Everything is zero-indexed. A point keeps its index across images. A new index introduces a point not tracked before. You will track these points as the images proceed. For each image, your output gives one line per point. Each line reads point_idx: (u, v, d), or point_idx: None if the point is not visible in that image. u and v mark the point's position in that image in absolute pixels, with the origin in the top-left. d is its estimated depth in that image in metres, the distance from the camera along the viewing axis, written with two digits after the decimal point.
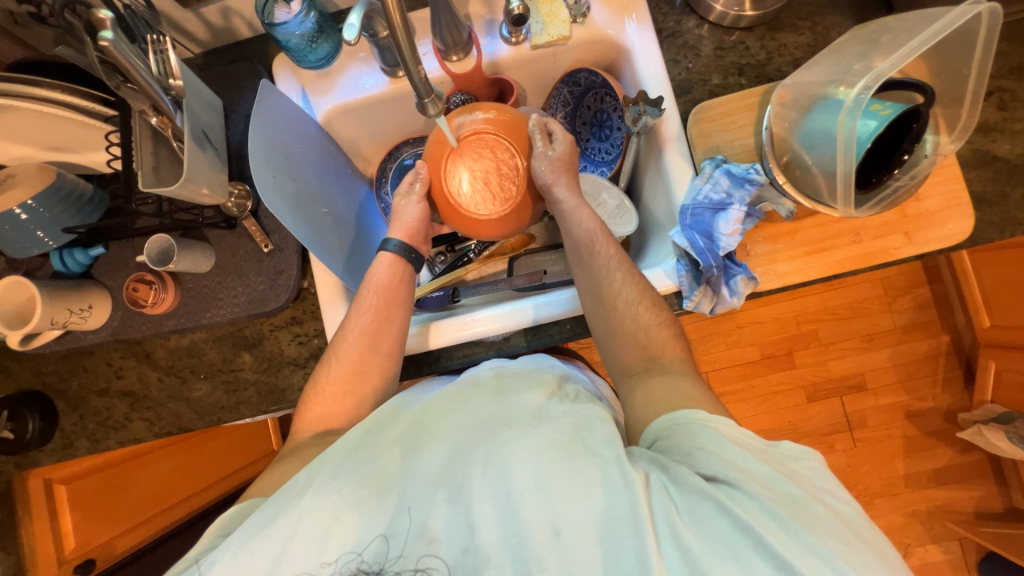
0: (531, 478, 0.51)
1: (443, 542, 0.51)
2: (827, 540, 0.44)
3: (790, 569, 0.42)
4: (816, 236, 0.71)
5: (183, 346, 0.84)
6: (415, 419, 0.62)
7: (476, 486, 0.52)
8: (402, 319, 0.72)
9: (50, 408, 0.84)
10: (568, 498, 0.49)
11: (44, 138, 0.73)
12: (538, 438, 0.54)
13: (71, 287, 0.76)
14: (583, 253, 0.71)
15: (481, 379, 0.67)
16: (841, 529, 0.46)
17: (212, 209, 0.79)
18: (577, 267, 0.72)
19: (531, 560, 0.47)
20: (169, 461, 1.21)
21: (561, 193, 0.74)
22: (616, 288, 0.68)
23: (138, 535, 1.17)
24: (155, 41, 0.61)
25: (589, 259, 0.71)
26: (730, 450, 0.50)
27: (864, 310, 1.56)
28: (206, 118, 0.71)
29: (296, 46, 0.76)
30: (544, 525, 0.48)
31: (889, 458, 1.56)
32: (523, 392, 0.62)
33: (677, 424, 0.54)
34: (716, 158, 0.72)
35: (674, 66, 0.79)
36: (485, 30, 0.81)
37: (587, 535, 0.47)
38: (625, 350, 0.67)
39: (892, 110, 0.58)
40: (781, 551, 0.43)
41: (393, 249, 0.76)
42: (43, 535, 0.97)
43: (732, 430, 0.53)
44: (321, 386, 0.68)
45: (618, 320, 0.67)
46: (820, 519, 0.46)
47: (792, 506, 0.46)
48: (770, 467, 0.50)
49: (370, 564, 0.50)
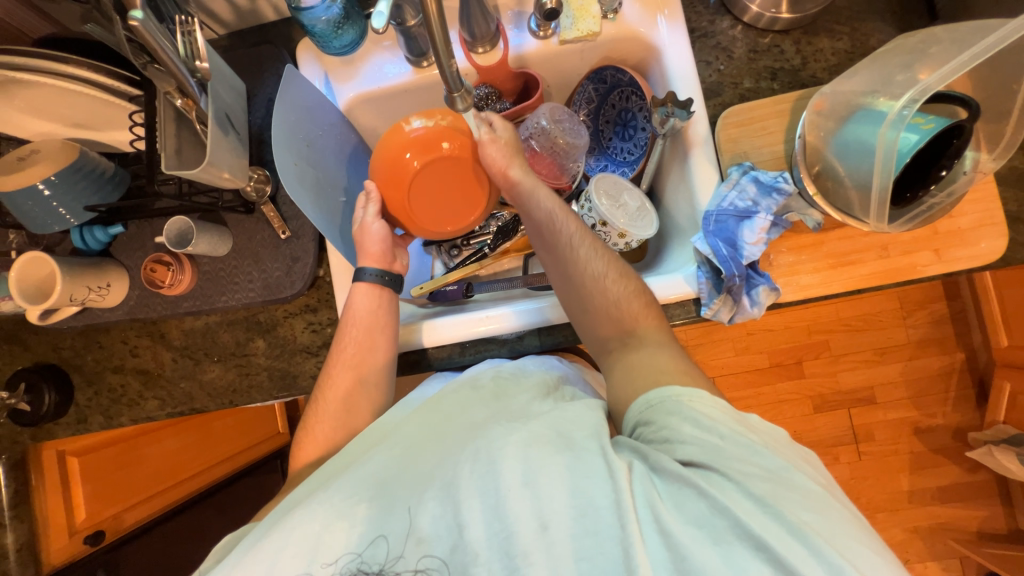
0: (519, 474, 0.51)
1: (434, 539, 0.51)
2: (804, 515, 0.44)
3: (767, 550, 0.42)
4: (842, 249, 0.69)
5: (198, 327, 0.84)
6: (406, 420, 0.62)
7: (465, 480, 0.52)
8: (388, 347, 0.72)
9: (66, 382, 0.85)
10: (555, 493, 0.49)
11: (69, 115, 0.73)
12: (522, 434, 0.54)
13: (91, 265, 0.77)
14: (545, 234, 0.68)
15: (480, 380, 0.67)
16: (817, 500, 0.46)
17: (232, 193, 0.79)
18: (541, 250, 0.69)
19: (519, 555, 0.47)
20: (179, 438, 1.24)
21: (517, 171, 0.70)
22: (581, 266, 0.65)
23: (146, 510, 1.18)
24: (182, 23, 0.60)
25: (551, 241, 0.67)
26: (703, 429, 0.50)
27: (878, 323, 1.54)
28: (230, 102, 0.70)
29: (321, 32, 0.75)
30: (531, 520, 0.48)
31: (895, 473, 1.54)
32: (519, 395, 0.63)
33: (652, 406, 0.54)
34: (744, 165, 0.71)
35: (705, 68, 0.77)
36: (513, 22, 0.79)
37: (573, 529, 0.47)
38: (600, 326, 0.65)
39: (934, 125, 0.56)
40: (756, 530, 0.43)
41: (369, 278, 0.73)
42: (56, 505, 0.98)
43: (706, 407, 0.52)
44: (329, 377, 0.70)
45: (587, 296, 0.65)
46: (798, 493, 0.45)
47: (768, 482, 0.46)
48: (746, 444, 0.49)
49: (370, 564, 0.50)
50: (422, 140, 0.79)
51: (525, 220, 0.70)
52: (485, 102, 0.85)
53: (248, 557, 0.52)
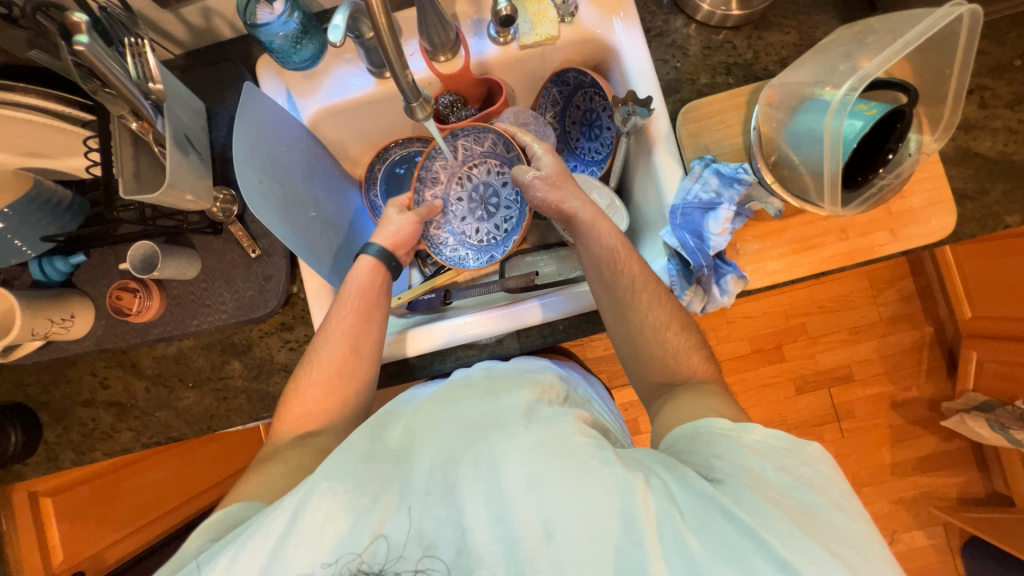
0: (522, 479, 0.51)
1: (438, 543, 0.50)
2: (836, 547, 0.44)
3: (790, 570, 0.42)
4: (804, 234, 0.72)
5: (170, 354, 0.82)
6: (411, 425, 0.63)
7: (468, 488, 0.52)
8: (380, 323, 0.73)
9: (33, 420, 0.82)
10: (560, 497, 0.49)
11: (20, 144, 0.70)
12: (527, 440, 0.54)
13: (53, 296, 0.74)
14: (605, 273, 0.68)
15: (472, 378, 0.68)
16: (851, 536, 0.46)
17: (198, 214, 0.77)
18: (598, 288, 0.69)
19: (524, 559, 0.47)
20: (161, 469, 1.20)
21: (575, 205, 0.72)
22: (642, 311, 0.66)
23: (130, 546, 1.15)
24: (132, 45, 0.59)
25: (612, 281, 0.68)
26: (746, 459, 0.51)
27: (850, 303, 1.59)
28: (188, 122, 0.69)
29: (279, 47, 0.75)
30: (536, 527, 0.48)
31: (876, 447, 1.59)
32: (514, 393, 0.62)
33: (698, 431, 0.56)
34: (705, 158, 0.73)
35: (662, 66, 0.79)
36: (473, 30, 0.80)
37: (582, 537, 0.47)
38: (650, 373, 0.68)
39: (877, 110, 0.59)
40: (785, 554, 0.42)
41: (374, 254, 0.77)
42: (30, 547, 0.94)
43: (755, 438, 0.53)
44: (311, 382, 0.69)
45: (642, 345, 0.67)
46: (831, 528, 0.46)
47: (801, 512, 0.47)
48: (786, 474, 0.50)
49: (371, 564, 0.50)
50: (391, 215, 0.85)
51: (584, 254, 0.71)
52: (451, 110, 0.86)
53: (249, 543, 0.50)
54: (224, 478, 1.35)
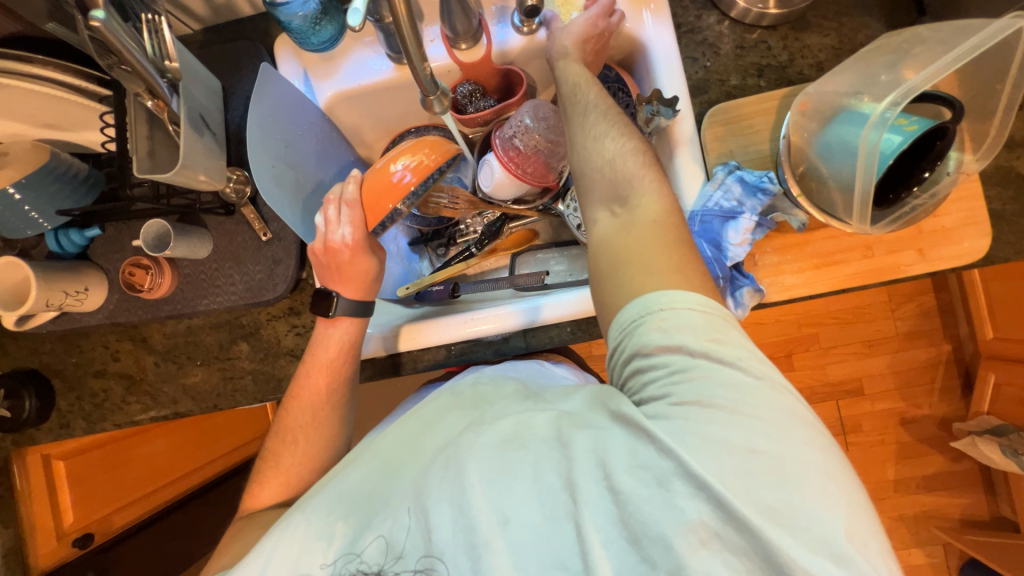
0: (482, 472, 0.49)
1: (406, 549, 0.50)
2: (755, 443, 0.40)
3: (706, 489, 0.39)
4: (827, 249, 0.69)
5: (180, 331, 0.83)
6: (385, 438, 0.64)
7: (434, 486, 0.51)
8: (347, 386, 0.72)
9: (46, 388, 0.84)
10: (515, 485, 0.47)
11: (38, 116, 0.70)
12: (488, 437, 0.52)
13: (67, 269, 0.75)
14: (574, 105, 0.61)
15: (460, 388, 0.71)
16: (781, 427, 0.41)
17: (210, 194, 0.77)
18: (563, 120, 0.61)
19: (480, 546, 0.46)
20: (168, 440, 1.23)
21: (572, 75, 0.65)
22: (603, 138, 0.57)
23: (136, 511, 1.18)
24: (150, 20, 0.57)
25: (579, 114, 0.60)
26: (672, 355, 0.45)
27: (867, 316, 1.55)
28: (204, 102, 0.69)
29: (298, 28, 0.73)
30: (491, 515, 0.46)
31: (880, 463, 1.57)
32: (493, 401, 0.63)
33: (632, 327, 0.47)
34: (729, 164, 0.70)
35: (691, 64, 0.76)
36: (497, 17, 0.77)
37: (533, 516, 0.46)
38: (593, 192, 0.56)
39: (918, 126, 0.56)
40: (702, 472, 0.39)
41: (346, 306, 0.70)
42: (43, 510, 0.97)
43: (683, 320, 0.45)
44: (302, 386, 0.71)
45: (593, 166, 0.56)
46: (756, 419, 0.41)
47: (726, 412, 0.42)
48: (714, 364, 0.44)
49: (370, 564, 0.51)
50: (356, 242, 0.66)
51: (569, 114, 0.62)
52: (469, 100, 0.83)
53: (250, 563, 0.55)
54: (230, 451, 1.38)
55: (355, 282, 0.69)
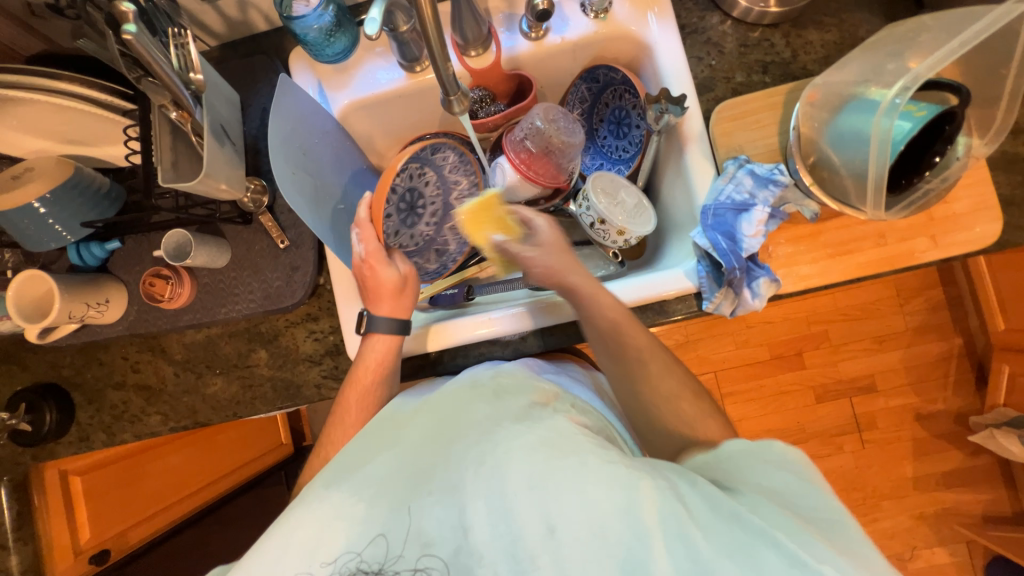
0: (525, 477, 0.50)
1: (438, 540, 0.50)
2: (830, 534, 0.45)
3: (802, 566, 0.41)
4: (840, 239, 0.70)
5: (199, 341, 0.84)
6: (411, 425, 0.61)
7: (469, 484, 0.51)
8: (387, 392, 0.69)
9: (66, 401, 0.84)
10: (564, 495, 0.48)
11: (62, 132, 0.72)
12: (532, 437, 0.53)
13: (88, 281, 0.76)
14: (613, 347, 0.64)
15: (480, 380, 0.65)
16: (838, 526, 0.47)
17: (229, 204, 0.78)
18: (601, 352, 0.66)
19: (525, 558, 0.47)
20: (181, 454, 1.23)
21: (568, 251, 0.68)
22: (643, 371, 0.64)
23: (151, 527, 1.17)
24: (176, 34, 0.60)
25: (618, 352, 0.64)
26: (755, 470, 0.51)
27: (876, 312, 1.55)
28: (225, 113, 0.70)
29: (313, 40, 0.75)
30: (539, 523, 0.47)
31: (898, 460, 1.55)
32: (519, 397, 0.61)
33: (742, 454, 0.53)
34: (739, 158, 0.71)
35: (697, 63, 0.78)
36: (505, 24, 0.80)
37: (584, 533, 0.46)
38: (628, 396, 0.66)
39: (927, 112, 0.57)
40: (791, 549, 0.42)
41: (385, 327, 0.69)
42: (60, 527, 0.96)
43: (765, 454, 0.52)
44: (345, 410, 0.67)
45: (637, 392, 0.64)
46: (820, 516, 0.47)
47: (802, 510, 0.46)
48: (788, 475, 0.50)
49: (370, 564, 0.50)
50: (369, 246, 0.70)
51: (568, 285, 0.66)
52: (480, 105, 0.85)
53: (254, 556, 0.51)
54: (242, 464, 1.38)
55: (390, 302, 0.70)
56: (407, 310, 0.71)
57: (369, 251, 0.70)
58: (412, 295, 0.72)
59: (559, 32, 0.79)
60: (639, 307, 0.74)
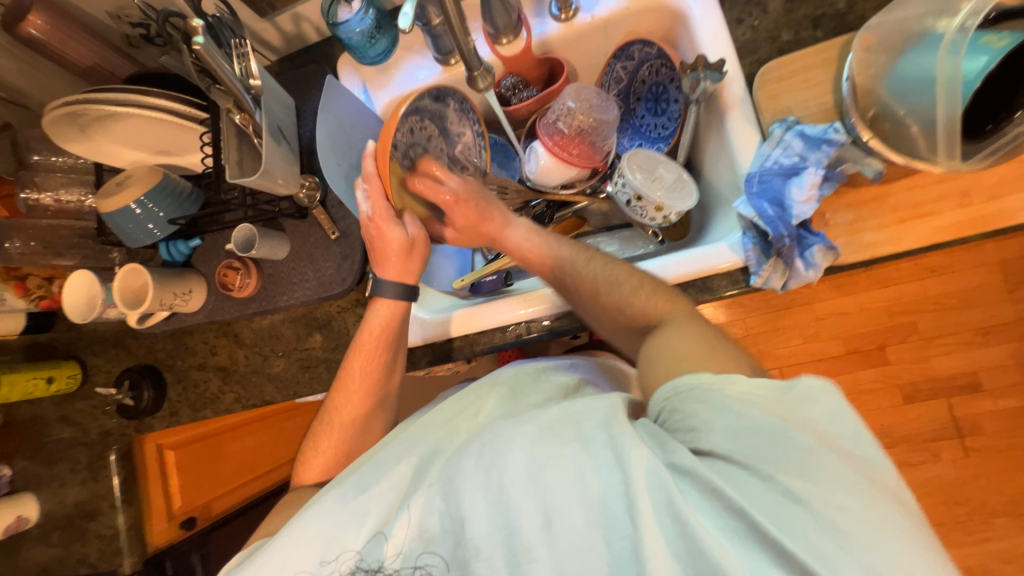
0: (523, 466, 0.49)
1: (436, 538, 0.51)
2: (835, 498, 0.39)
3: (788, 556, 0.38)
4: (912, 201, 0.63)
5: (265, 327, 0.92)
6: (426, 419, 0.65)
7: (468, 477, 0.52)
8: (383, 366, 0.74)
9: (160, 381, 0.96)
10: (559, 482, 0.47)
11: (153, 144, 0.84)
12: (529, 429, 0.52)
13: (176, 274, 0.87)
14: (565, 276, 0.69)
15: (500, 377, 0.70)
16: (857, 483, 0.40)
17: (288, 201, 0.86)
18: (565, 290, 0.69)
19: (521, 550, 0.47)
20: (255, 438, 1.34)
21: (492, 226, 0.76)
22: (592, 275, 0.66)
23: (231, 500, 1.33)
24: (239, 46, 0.67)
25: (570, 277, 0.68)
26: (730, 414, 0.44)
27: (977, 299, 1.35)
28: (282, 116, 0.78)
29: (357, 44, 0.81)
30: (535, 515, 0.47)
31: (1014, 472, 1.33)
32: (535, 395, 0.65)
33: (678, 392, 0.48)
34: (787, 120, 0.67)
35: (737, 26, 0.73)
36: (535, 11, 0.81)
37: (578, 520, 0.46)
38: (615, 324, 0.64)
39: (1008, 41, 0.50)
40: (775, 533, 0.38)
41: (388, 293, 0.73)
42: (156, 492, 1.13)
43: (740, 388, 0.46)
44: (349, 373, 0.74)
45: (601, 301, 0.64)
46: (833, 473, 0.40)
47: (796, 462, 0.41)
48: (777, 420, 0.43)
49: (368, 563, 0.53)
50: (376, 209, 0.69)
51: (517, 262, 0.76)
52: (512, 92, 0.85)
53: (268, 552, 0.55)
54: None
55: (393, 263, 0.71)
56: (416, 273, 0.73)
57: (376, 211, 0.69)
58: (420, 258, 0.73)
59: (589, 10, 0.79)
60: (682, 285, 0.70)
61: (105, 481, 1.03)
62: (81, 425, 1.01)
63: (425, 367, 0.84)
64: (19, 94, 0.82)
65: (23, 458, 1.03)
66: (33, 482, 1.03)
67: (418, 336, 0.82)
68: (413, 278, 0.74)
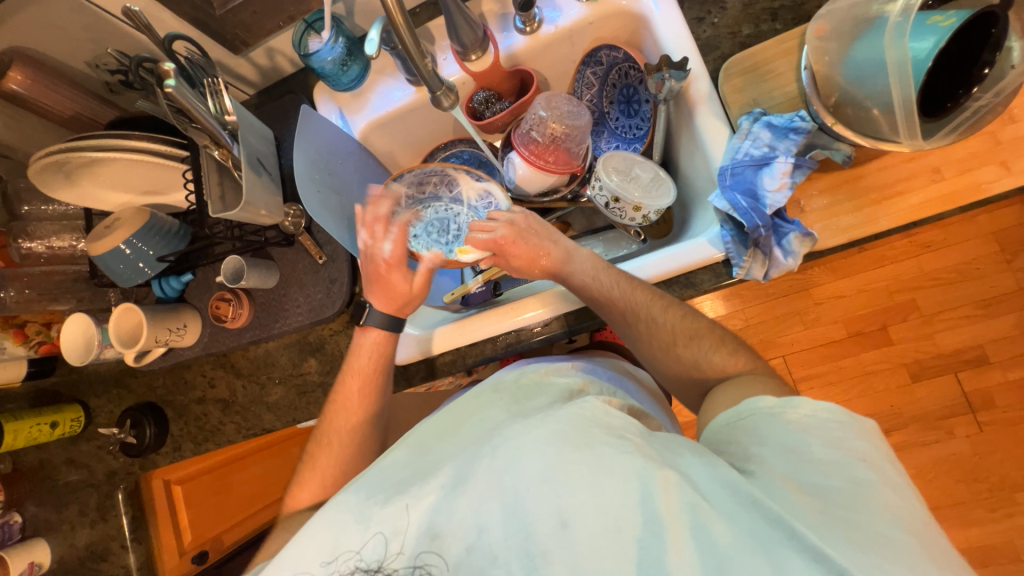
0: (539, 469, 0.49)
1: (449, 543, 0.50)
2: (881, 527, 0.43)
3: (825, 559, 0.40)
4: (884, 181, 0.64)
5: (260, 355, 0.93)
6: (428, 426, 0.64)
7: (481, 480, 0.51)
8: (379, 380, 0.75)
9: (161, 417, 0.97)
10: (574, 488, 0.47)
11: (140, 185, 0.86)
12: (544, 430, 0.52)
13: (170, 310, 0.88)
14: (627, 317, 0.67)
15: (503, 382, 0.67)
16: (907, 522, 0.43)
17: (274, 230, 0.87)
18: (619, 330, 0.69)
19: (538, 554, 0.46)
20: (264, 465, 1.37)
21: (553, 259, 0.72)
22: (664, 326, 0.66)
23: (241, 530, 1.36)
24: (211, 84, 0.69)
25: (634, 327, 0.67)
26: (792, 442, 0.50)
27: (975, 272, 1.34)
28: (260, 148, 0.80)
29: (330, 72, 0.83)
30: (551, 517, 0.47)
31: None
32: (538, 398, 0.62)
33: (743, 418, 0.55)
34: (754, 112, 0.68)
35: (698, 25, 0.75)
36: (500, 26, 0.82)
37: (596, 528, 0.46)
38: (682, 382, 0.67)
39: (955, 20, 0.52)
40: (816, 541, 0.41)
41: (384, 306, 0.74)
42: (167, 533, 1.13)
43: (804, 415, 0.52)
44: (346, 386, 0.75)
45: (670, 355, 0.66)
46: (884, 506, 0.44)
47: (849, 493, 0.45)
48: (836, 452, 0.48)
49: (369, 563, 0.51)
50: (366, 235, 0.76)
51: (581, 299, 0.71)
52: (486, 106, 0.87)
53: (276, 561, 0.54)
54: None
55: (376, 287, 0.75)
56: (395, 301, 0.75)
57: (366, 240, 0.75)
58: (400, 287, 0.75)
59: (553, 21, 0.80)
60: (665, 282, 0.71)
61: (114, 521, 1.03)
62: (88, 467, 1.02)
63: (422, 383, 0.84)
64: (5, 148, 0.84)
65: (34, 504, 1.04)
66: (44, 527, 1.03)
67: (414, 352, 0.82)
68: (398, 306, 0.76)
